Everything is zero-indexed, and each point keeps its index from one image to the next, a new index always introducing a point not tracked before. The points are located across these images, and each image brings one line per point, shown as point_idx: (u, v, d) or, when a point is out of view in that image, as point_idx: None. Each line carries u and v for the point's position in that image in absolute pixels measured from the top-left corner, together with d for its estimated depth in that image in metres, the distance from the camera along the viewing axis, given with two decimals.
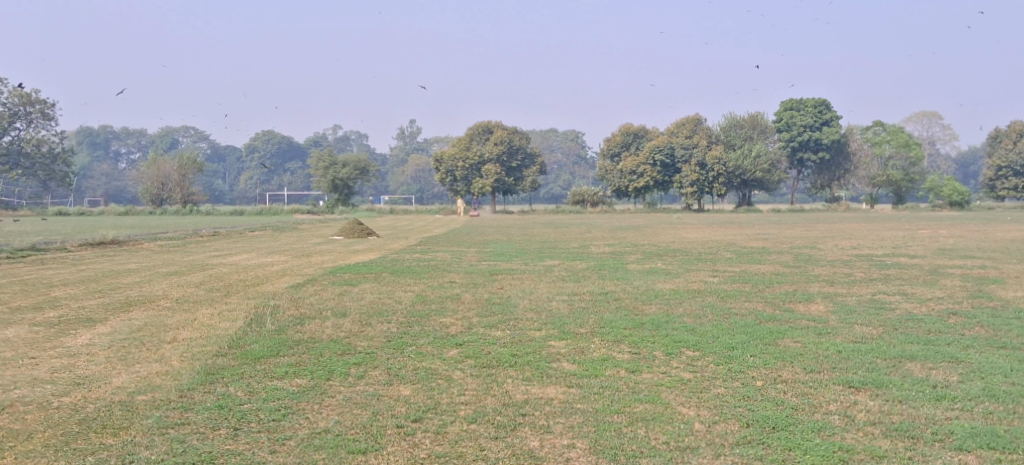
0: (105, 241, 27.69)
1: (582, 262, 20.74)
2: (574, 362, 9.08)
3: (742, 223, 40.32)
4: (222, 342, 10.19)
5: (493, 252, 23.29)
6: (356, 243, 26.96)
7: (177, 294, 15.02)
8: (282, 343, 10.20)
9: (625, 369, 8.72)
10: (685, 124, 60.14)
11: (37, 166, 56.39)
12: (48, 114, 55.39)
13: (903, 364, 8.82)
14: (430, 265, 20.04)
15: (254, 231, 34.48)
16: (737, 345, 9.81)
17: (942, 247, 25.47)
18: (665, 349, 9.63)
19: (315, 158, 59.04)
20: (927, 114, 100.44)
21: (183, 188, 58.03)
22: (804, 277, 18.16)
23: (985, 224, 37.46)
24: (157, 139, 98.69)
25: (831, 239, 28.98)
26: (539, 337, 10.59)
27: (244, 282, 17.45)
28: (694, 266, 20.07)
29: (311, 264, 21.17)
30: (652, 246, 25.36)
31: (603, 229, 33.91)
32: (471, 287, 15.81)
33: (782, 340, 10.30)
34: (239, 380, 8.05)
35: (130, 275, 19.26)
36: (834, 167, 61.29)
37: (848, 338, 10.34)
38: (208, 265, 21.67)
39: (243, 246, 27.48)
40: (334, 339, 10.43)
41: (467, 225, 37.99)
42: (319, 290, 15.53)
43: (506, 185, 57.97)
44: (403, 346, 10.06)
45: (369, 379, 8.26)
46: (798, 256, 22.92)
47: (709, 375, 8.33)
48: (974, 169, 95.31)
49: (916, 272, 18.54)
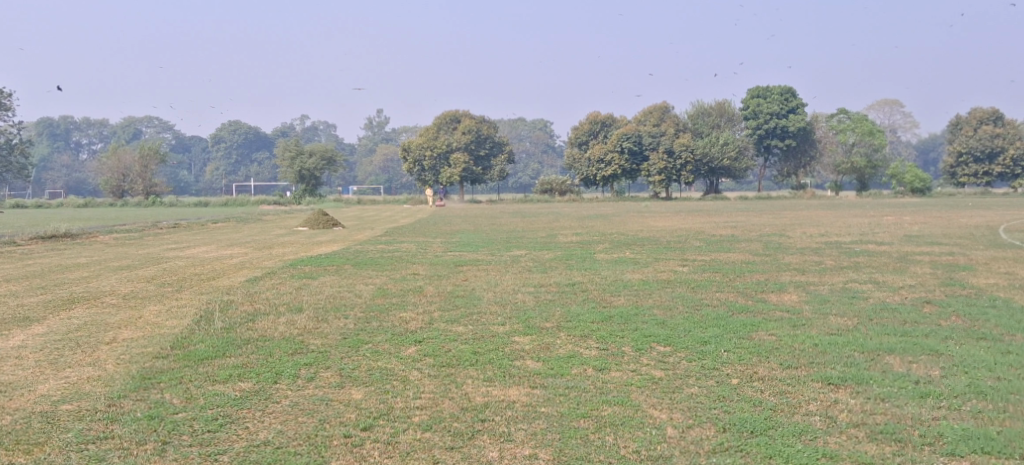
0: (58, 235, 26.80)
1: (549, 252, 20.25)
2: (538, 360, 8.57)
3: (709, 211, 40.08)
4: (165, 343, 9.64)
5: (458, 242, 22.73)
6: (320, 234, 26.28)
7: (124, 291, 14.42)
8: (229, 342, 9.62)
9: (593, 367, 8.22)
10: (652, 112, 60.04)
11: None
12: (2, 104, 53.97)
13: (882, 358, 8.36)
14: (392, 257, 19.46)
15: (216, 223, 33.63)
16: (710, 339, 9.34)
17: (908, 233, 25.29)
18: (634, 344, 9.15)
19: (281, 147, 58.10)
20: (889, 102, 100.91)
21: (145, 179, 56.86)
22: (775, 265, 17.77)
23: (951, 211, 37.38)
24: (120, 130, 96.91)
25: (798, 227, 28.73)
26: (502, 332, 10.09)
27: (199, 276, 16.81)
28: (663, 256, 19.71)
29: (270, 256, 20.57)
30: (620, 235, 24.90)
31: (571, 218, 33.47)
32: (433, 279, 15.28)
33: (756, 332, 9.87)
34: (177, 387, 7.52)
35: (80, 270, 18.51)
36: (800, 154, 60.77)
37: (825, 330, 9.91)
38: (164, 258, 20.94)
39: (202, 238, 26.70)
40: (286, 337, 9.86)
41: (433, 215, 37.46)
42: (277, 284, 14.92)
43: (473, 175, 57.36)
44: (359, 343, 9.51)
45: (319, 381, 7.71)
46: (767, 244, 22.60)
47: (681, 373, 7.86)
48: (934, 156, 95.90)
49: (885, 260, 18.23)
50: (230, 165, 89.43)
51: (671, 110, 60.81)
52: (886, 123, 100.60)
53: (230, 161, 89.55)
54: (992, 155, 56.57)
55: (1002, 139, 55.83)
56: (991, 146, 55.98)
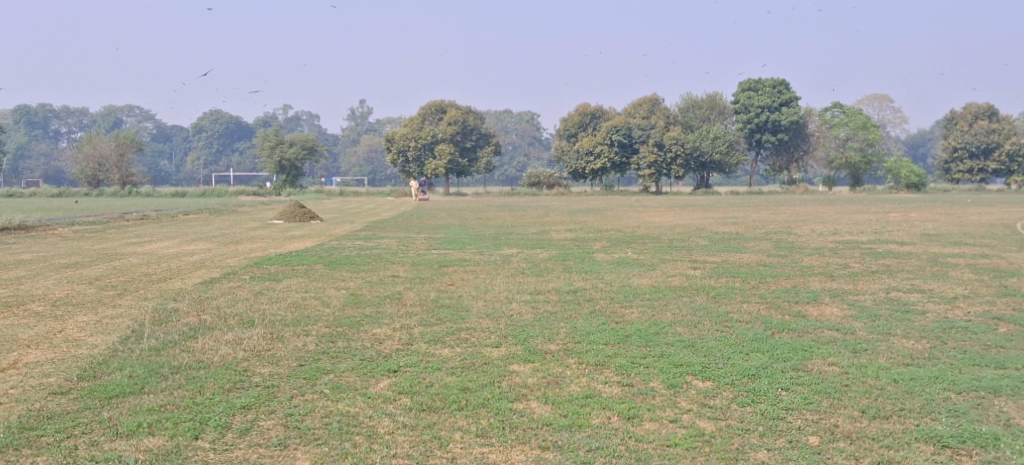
0: (11, 227, 24.59)
1: (542, 251, 18.30)
2: (547, 403, 6.64)
3: (705, 206, 38.10)
4: (73, 371, 7.68)
5: (443, 239, 20.69)
6: (295, 228, 24.23)
7: (55, 296, 12.36)
8: (153, 371, 7.65)
9: (619, 414, 6.42)
10: (641, 105, 57.71)
11: None
12: None
13: (987, 402, 6.63)
14: (371, 255, 17.45)
15: (188, 215, 31.40)
16: (760, 371, 7.34)
17: (926, 232, 23.43)
18: (664, 378, 7.23)
19: (260, 137, 55.69)
20: (877, 97, 99.25)
21: (122, 168, 54.45)
22: (797, 269, 15.76)
23: (956, 208, 35.43)
24: (100, 118, 93.94)
25: (804, 224, 26.91)
26: (498, 358, 8.14)
27: (150, 278, 14.77)
28: (669, 256, 17.82)
29: (237, 253, 18.56)
30: (616, 232, 22.90)
31: (562, 212, 31.50)
32: (415, 283, 13.28)
33: (813, 361, 7.97)
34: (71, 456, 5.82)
35: (17, 267, 16.38)
36: (792, 148, 58.91)
37: (894, 360, 7.99)
38: (118, 255, 18.82)
39: (168, 231, 24.62)
40: (226, 365, 7.87)
41: (419, 208, 35.35)
42: (234, 288, 12.86)
43: (459, 167, 55.24)
44: (317, 375, 7.58)
45: (263, 447, 5.96)
46: (778, 243, 20.64)
47: (733, 434, 6.11)
48: (924, 151, 94.35)
49: (917, 263, 16.33)
50: (211, 155, 87.00)
51: (661, 102, 58.56)
52: (875, 117, 98.98)
53: (212, 151, 87.18)
54: (987, 151, 54.80)
55: (998, 135, 54.11)
56: (986, 141, 54.25)
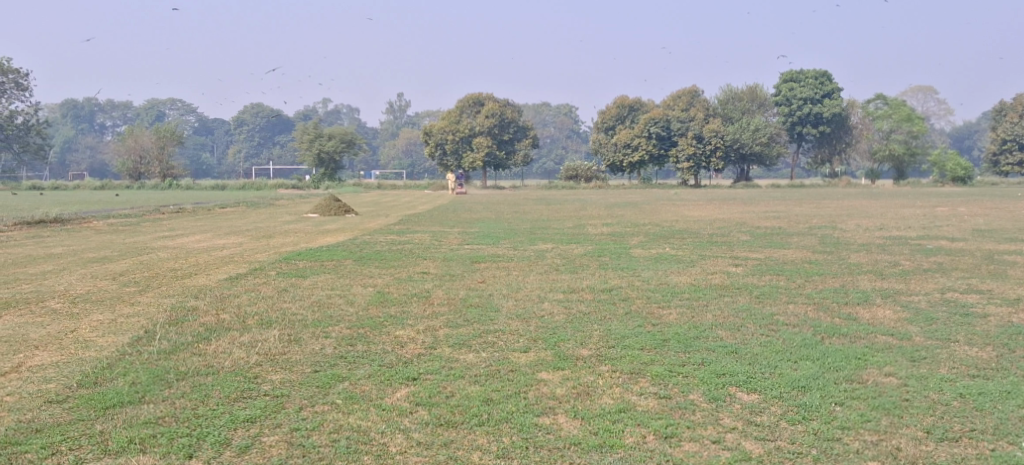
0: (46, 220, 24.41)
1: (578, 246, 17.70)
2: (577, 419, 6.11)
3: (745, 199, 37.35)
4: (74, 375, 7.25)
5: (476, 233, 20.17)
6: (329, 222, 23.88)
7: (77, 292, 11.97)
8: (157, 377, 7.19)
9: (656, 433, 5.95)
10: (680, 97, 56.47)
11: (12, 139, 53.18)
12: (20, 84, 54.15)
13: None
14: (402, 251, 16.97)
15: (225, 208, 31.23)
16: (810, 382, 6.68)
17: (976, 227, 22.54)
18: (705, 390, 6.62)
19: (299, 130, 55.53)
20: (921, 88, 97.16)
21: (162, 161, 54.51)
22: (844, 267, 14.98)
23: (1005, 201, 34.29)
24: (143, 112, 94.53)
25: (849, 218, 26.09)
26: (525, 365, 7.57)
27: (175, 273, 14.38)
28: (709, 252, 17.12)
29: (267, 247, 18.15)
30: (654, 226, 22.25)
31: (601, 206, 30.90)
32: (444, 280, 12.76)
33: (868, 371, 7.32)
34: None
35: (46, 263, 16.04)
36: (834, 140, 57.80)
37: (957, 370, 7.32)
38: (149, 249, 18.48)
39: (202, 224, 24.34)
40: (236, 371, 7.38)
41: (455, 201, 34.96)
42: (258, 284, 12.40)
43: (496, 160, 54.71)
44: (331, 382, 7.08)
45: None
46: (823, 239, 19.83)
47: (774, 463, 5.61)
48: (969, 143, 92.27)
49: (971, 260, 15.49)
50: (252, 148, 87.22)
51: (701, 94, 57.35)
52: (919, 109, 96.98)
53: (253, 144, 87.45)
54: None
55: None
56: None
